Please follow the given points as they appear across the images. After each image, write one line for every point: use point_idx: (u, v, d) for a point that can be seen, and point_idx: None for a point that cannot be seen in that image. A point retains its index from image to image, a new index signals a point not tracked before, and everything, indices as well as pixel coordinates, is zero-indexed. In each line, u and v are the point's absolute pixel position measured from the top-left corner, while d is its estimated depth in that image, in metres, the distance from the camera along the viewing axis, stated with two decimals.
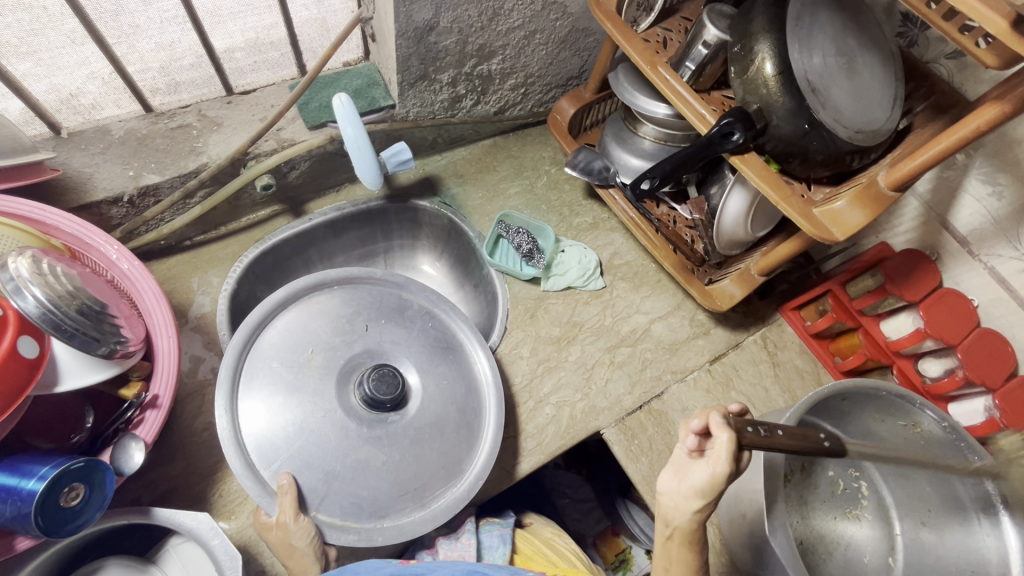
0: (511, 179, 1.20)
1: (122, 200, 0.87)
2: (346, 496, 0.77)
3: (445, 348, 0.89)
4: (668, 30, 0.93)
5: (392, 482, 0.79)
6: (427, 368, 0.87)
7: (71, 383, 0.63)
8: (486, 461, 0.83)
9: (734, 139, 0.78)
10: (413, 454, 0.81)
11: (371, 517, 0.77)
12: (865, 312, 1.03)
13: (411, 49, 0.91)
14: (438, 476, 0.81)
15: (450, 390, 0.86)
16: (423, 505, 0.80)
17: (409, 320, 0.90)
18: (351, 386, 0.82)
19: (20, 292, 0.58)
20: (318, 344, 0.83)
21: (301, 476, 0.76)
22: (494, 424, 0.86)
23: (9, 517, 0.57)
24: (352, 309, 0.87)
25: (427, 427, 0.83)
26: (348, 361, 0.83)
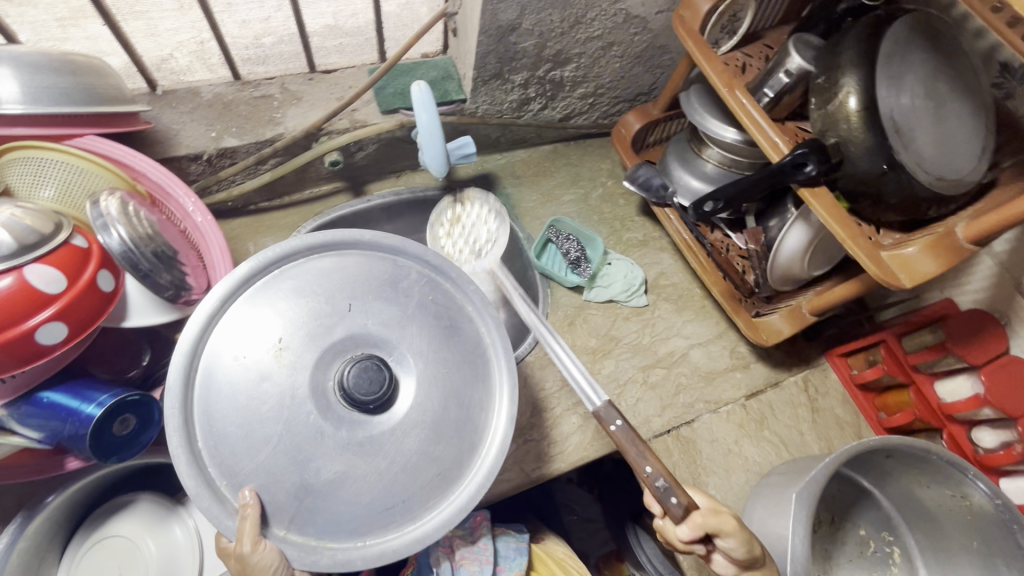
0: (566, 186, 1.21)
1: (202, 158, 0.91)
2: (320, 513, 0.61)
3: (451, 325, 0.68)
4: (748, 56, 0.91)
5: (377, 496, 0.62)
6: (427, 356, 0.66)
7: (137, 320, 0.67)
8: (492, 467, 0.64)
9: (807, 170, 0.75)
10: (405, 464, 0.63)
11: (351, 536, 0.61)
12: (919, 369, 0.98)
13: (491, 48, 0.92)
14: (434, 489, 0.64)
15: (455, 381, 0.66)
16: (414, 518, 0.63)
17: (406, 293, 0.68)
18: (327, 382, 0.62)
19: (107, 229, 0.63)
20: (285, 331, 0.63)
21: (268, 492, 0.61)
22: (506, 422, 0.66)
23: (67, 436, 0.61)
24: (332, 281, 0.66)
25: (422, 429, 0.64)
26: (323, 349, 0.63)
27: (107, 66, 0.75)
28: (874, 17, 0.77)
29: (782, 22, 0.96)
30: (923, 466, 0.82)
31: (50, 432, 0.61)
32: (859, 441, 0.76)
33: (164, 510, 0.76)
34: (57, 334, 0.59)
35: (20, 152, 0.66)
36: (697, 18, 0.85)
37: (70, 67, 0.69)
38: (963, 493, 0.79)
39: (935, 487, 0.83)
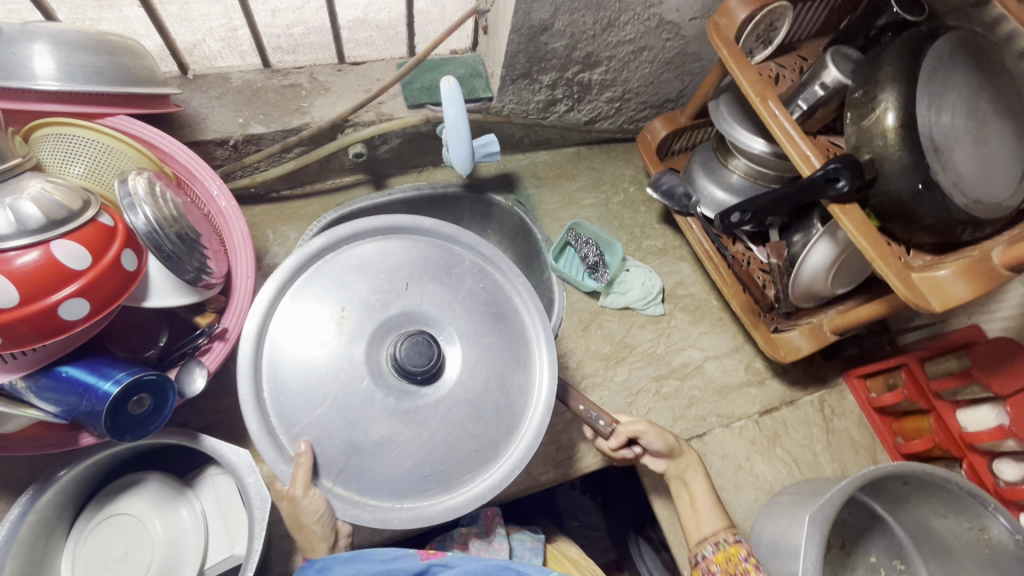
0: (588, 190, 1.20)
1: (228, 143, 0.92)
2: (365, 472, 0.67)
3: (497, 314, 0.74)
4: (782, 66, 0.90)
5: (417, 462, 0.67)
6: (472, 338, 0.72)
7: (157, 301, 0.67)
8: (525, 452, 0.69)
9: (838, 186, 0.74)
10: (445, 435, 0.68)
11: (389, 497, 0.66)
12: (940, 396, 0.96)
13: (521, 47, 0.92)
14: (470, 463, 0.69)
15: (497, 364, 0.72)
16: (448, 489, 0.68)
17: (459, 279, 0.74)
18: (379, 353, 0.69)
19: (134, 209, 0.63)
20: (350, 302, 0.70)
21: (320, 446, 0.66)
22: (542, 409, 0.71)
23: (83, 412, 0.61)
24: (394, 261, 0.73)
25: (463, 405, 0.70)
26: (382, 322, 0.70)
27: (142, 48, 0.76)
28: (917, 32, 0.76)
29: (816, 35, 0.95)
30: (942, 496, 0.80)
31: (67, 407, 0.61)
32: (877, 465, 0.74)
33: (173, 490, 0.75)
34: (79, 310, 0.59)
35: (52, 129, 0.67)
36: (733, 26, 0.83)
37: (105, 47, 0.70)
38: (981, 525, 0.78)
39: (952, 519, 0.81)
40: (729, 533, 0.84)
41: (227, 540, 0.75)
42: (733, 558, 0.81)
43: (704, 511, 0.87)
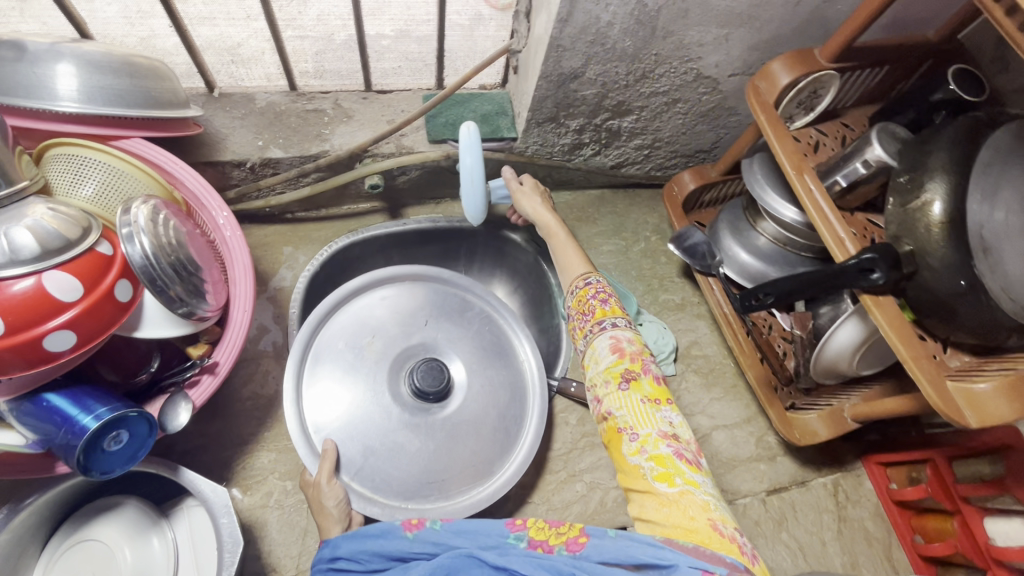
0: (607, 235, 1.16)
1: (246, 165, 0.91)
2: (377, 472, 0.82)
3: (498, 354, 0.95)
4: (823, 134, 0.85)
5: (423, 468, 0.84)
6: (475, 369, 0.93)
7: (149, 332, 0.66)
8: (514, 474, 0.84)
9: (873, 277, 0.68)
10: (447, 446, 0.86)
11: (396, 497, 0.81)
12: (968, 499, 0.88)
13: (550, 92, 0.89)
14: (466, 475, 0.85)
15: (495, 395, 0.91)
16: (447, 496, 0.83)
17: (466, 324, 0.97)
18: (399, 376, 0.89)
19: (131, 239, 0.62)
20: (380, 333, 0.91)
21: (342, 446, 0.82)
22: (532, 437, 0.87)
23: (58, 444, 0.59)
24: (416, 305, 0.96)
25: (465, 423, 0.87)
26: (404, 351, 0.91)
27: (167, 70, 0.75)
28: (974, 118, 0.70)
29: (864, 103, 0.90)
30: None
31: (44, 436, 0.60)
32: None
33: (147, 520, 0.74)
34: (65, 341, 0.58)
35: (65, 149, 0.67)
36: (773, 91, 0.79)
37: (128, 69, 0.70)
38: None
39: None
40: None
41: None
42: (584, 299, 0.76)
43: (567, 260, 0.83)
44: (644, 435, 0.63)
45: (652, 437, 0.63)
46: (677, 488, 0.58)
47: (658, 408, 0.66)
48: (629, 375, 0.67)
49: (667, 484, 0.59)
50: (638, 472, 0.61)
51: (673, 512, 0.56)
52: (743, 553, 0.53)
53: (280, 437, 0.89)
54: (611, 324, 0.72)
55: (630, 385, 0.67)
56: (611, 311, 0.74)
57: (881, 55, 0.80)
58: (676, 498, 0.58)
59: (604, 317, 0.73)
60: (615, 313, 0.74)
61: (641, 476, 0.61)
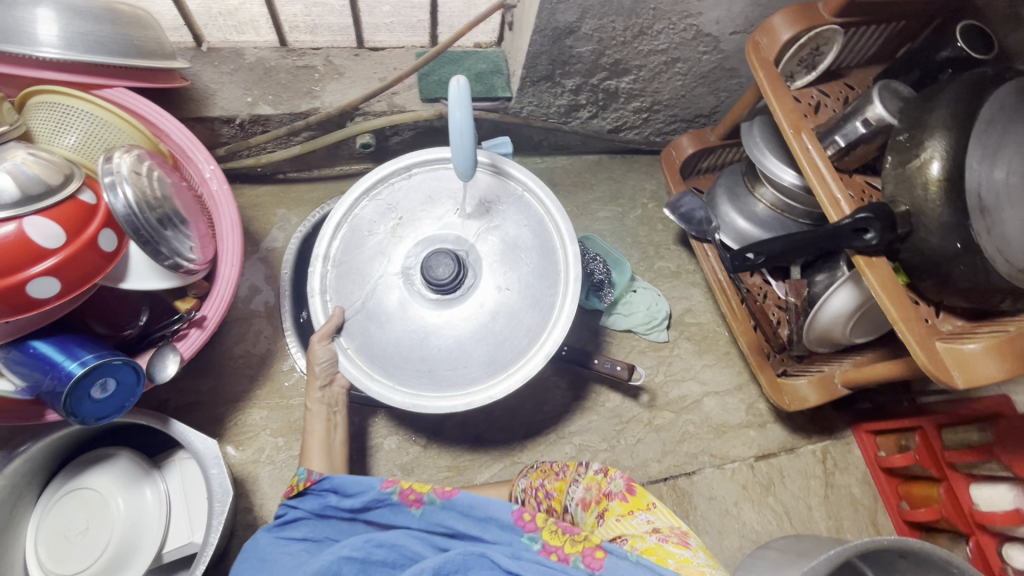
0: (604, 201, 1.15)
1: (235, 122, 0.90)
2: (371, 347, 0.78)
3: (527, 254, 0.80)
4: (825, 94, 0.82)
5: (417, 355, 0.77)
6: (497, 268, 0.80)
7: (134, 284, 0.66)
8: (508, 386, 0.74)
9: (866, 237, 0.67)
10: (447, 341, 0.77)
11: (388, 377, 0.76)
12: (954, 466, 0.89)
13: (544, 48, 0.86)
14: (462, 373, 0.76)
15: (514, 300, 0.78)
16: (439, 387, 0.76)
17: (500, 215, 0.82)
18: (417, 260, 0.80)
19: (113, 188, 0.61)
20: (404, 213, 0.82)
21: (349, 314, 0.80)
22: (542, 353, 0.74)
23: (45, 390, 0.60)
24: (453, 185, 0.83)
25: (471, 321, 0.78)
26: (428, 236, 0.81)
27: (151, 18, 0.73)
28: (979, 74, 0.68)
29: (869, 63, 0.87)
30: None
31: (32, 383, 0.61)
32: (871, 537, 0.65)
33: (140, 469, 0.75)
34: (50, 289, 0.58)
35: (47, 97, 0.66)
36: (774, 47, 0.76)
37: (110, 16, 0.68)
38: None
39: None
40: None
41: (188, 527, 0.74)
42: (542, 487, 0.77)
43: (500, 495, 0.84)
44: (631, 538, 0.60)
45: (638, 535, 0.60)
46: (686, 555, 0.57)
47: (636, 515, 0.63)
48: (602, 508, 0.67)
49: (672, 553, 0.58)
50: None
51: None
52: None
53: (272, 395, 0.90)
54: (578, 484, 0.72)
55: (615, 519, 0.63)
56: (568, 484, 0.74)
57: (888, 11, 0.77)
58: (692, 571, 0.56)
59: (563, 496, 0.73)
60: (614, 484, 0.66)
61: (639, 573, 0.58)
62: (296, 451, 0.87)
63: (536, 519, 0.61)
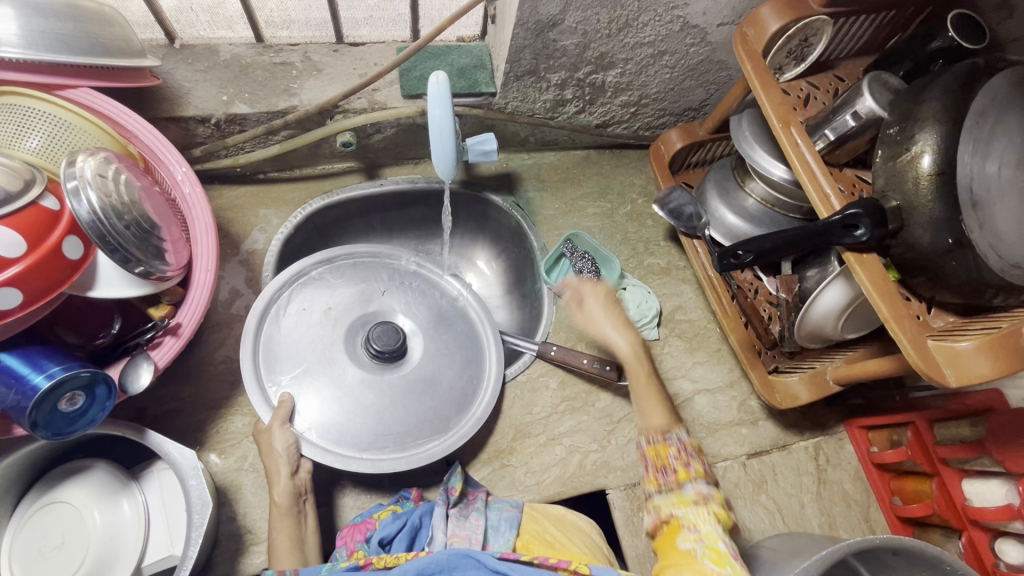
0: (592, 198, 1.13)
1: (210, 121, 0.87)
2: (330, 424, 0.87)
3: (453, 320, 1.01)
4: (815, 87, 0.81)
5: (377, 423, 0.89)
6: (430, 335, 0.99)
7: (104, 292, 0.63)
8: (471, 429, 0.89)
9: (857, 234, 0.66)
10: (401, 402, 0.92)
11: (352, 447, 0.86)
12: (947, 461, 0.88)
13: (528, 42, 0.84)
14: (423, 427, 0.91)
15: (451, 357, 0.98)
16: (407, 445, 0.89)
17: (423, 293, 1.03)
18: (357, 339, 0.95)
19: (77, 194, 0.59)
20: (336, 302, 0.96)
21: (298, 400, 0.87)
22: (489, 395, 0.93)
23: (10, 405, 0.58)
24: (373, 274, 1.01)
25: (419, 381, 0.95)
26: (360, 318, 0.97)
27: (118, 15, 0.71)
28: (972, 64, 0.66)
29: (860, 53, 0.86)
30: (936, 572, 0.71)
31: None
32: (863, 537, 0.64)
33: (117, 481, 0.73)
34: (11, 300, 0.55)
35: (6, 99, 0.64)
36: (762, 38, 0.75)
37: (72, 13, 0.65)
38: None
39: None
40: (663, 432, 0.80)
41: (167, 540, 0.72)
42: (664, 456, 0.77)
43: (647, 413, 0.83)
44: (703, 533, 0.67)
45: (711, 537, 0.67)
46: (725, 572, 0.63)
47: (722, 528, 0.69)
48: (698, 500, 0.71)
49: (718, 565, 0.64)
50: (688, 555, 0.66)
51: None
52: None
53: (255, 401, 0.88)
54: (692, 485, 0.73)
55: (701, 509, 0.70)
56: (694, 474, 0.74)
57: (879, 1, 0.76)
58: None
59: (679, 476, 0.74)
60: (698, 476, 0.74)
61: (689, 556, 0.66)
62: None
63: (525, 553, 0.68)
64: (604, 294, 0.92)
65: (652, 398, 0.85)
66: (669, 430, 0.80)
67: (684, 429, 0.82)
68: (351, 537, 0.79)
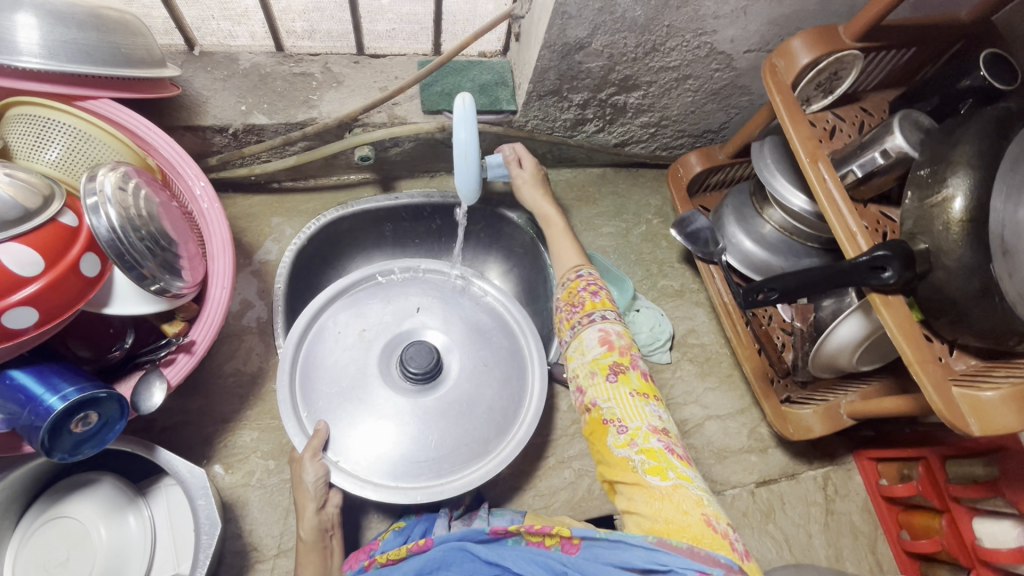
0: (608, 217, 1.12)
1: (228, 131, 0.86)
2: (365, 453, 0.84)
3: (492, 334, 0.98)
4: (840, 119, 0.80)
5: (413, 450, 0.85)
6: (467, 351, 0.95)
7: (120, 309, 0.63)
8: (512, 451, 0.85)
9: (883, 276, 0.65)
10: (437, 425, 0.88)
11: (386, 478, 0.83)
12: (959, 499, 0.87)
13: (553, 63, 0.83)
14: (461, 453, 0.86)
15: (491, 374, 0.94)
16: (444, 473, 0.84)
17: (458, 307, 1.00)
18: (392, 360, 0.92)
19: (96, 210, 0.57)
20: (370, 323, 0.95)
21: (334, 427, 0.85)
22: (531, 413, 0.89)
23: (23, 425, 0.57)
24: (409, 292, 1.00)
25: (458, 402, 0.90)
26: (394, 337, 0.95)
27: (140, 24, 0.69)
28: (1004, 109, 0.66)
29: (886, 87, 0.85)
30: None
31: (9, 415, 0.57)
32: None
33: (124, 497, 0.72)
34: (26, 319, 0.54)
35: (24, 109, 0.62)
36: (792, 70, 0.74)
37: (95, 22, 0.64)
38: None
39: None
40: (574, 270, 0.83)
41: (174, 558, 0.71)
42: (574, 292, 0.80)
43: (562, 257, 0.87)
44: (635, 428, 0.67)
45: (643, 430, 0.67)
46: (668, 483, 0.63)
47: (647, 402, 0.70)
48: (617, 368, 0.71)
49: (659, 478, 0.63)
50: (627, 464, 0.66)
51: (665, 505, 0.62)
52: (733, 548, 0.58)
53: (263, 415, 0.87)
54: (600, 316, 0.76)
55: (629, 397, 0.70)
56: (600, 304, 0.77)
57: (910, 37, 0.75)
58: (668, 492, 0.63)
59: (593, 311, 0.76)
60: (604, 306, 0.78)
61: (631, 468, 0.66)
62: (288, 475, 0.84)
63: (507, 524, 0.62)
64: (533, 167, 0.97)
65: (566, 242, 0.89)
66: (581, 267, 0.84)
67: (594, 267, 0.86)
68: (356, 560, 0.76)
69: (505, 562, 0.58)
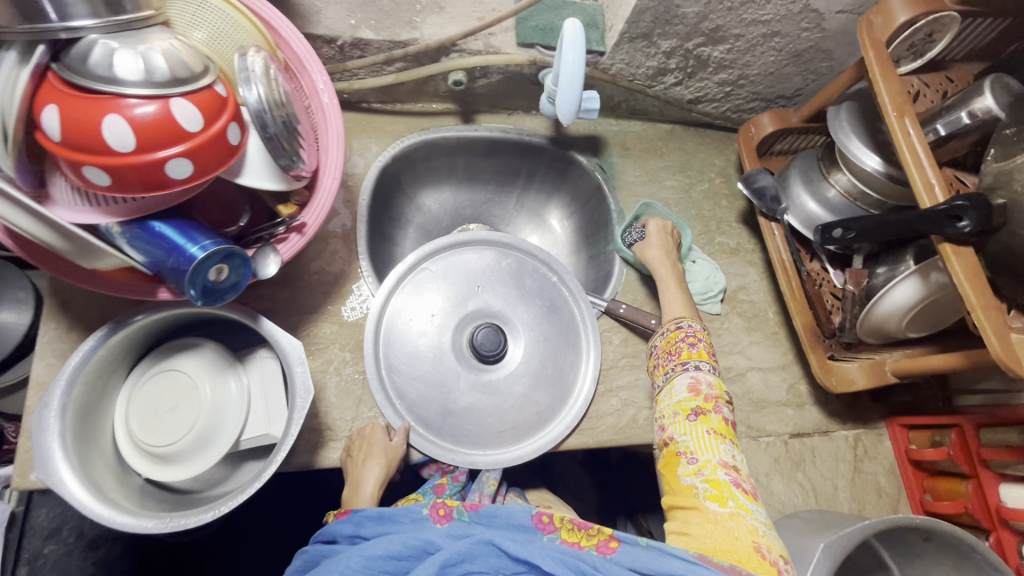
0: (672, 170, 1.16)
1: (336, 43, 0.92)
2: (455, 428, 0.96)
3: (551, 307, 1.05)
4: (925, 84, 0.83)
5: (490, 422, 0.98)
6: (531, 326, 1.05)
7: (249, 181, 0.68)
8: (575, 416, 0.96)
9: (960, 225, 0.68)
10: (507, 402, 1.00)
11: (474, 446, 0.95)
12: (988, 464, 0.91)
13: (651, 5, 0.86)
14: (531, 423, 0.98)
15: (550, 347, 1.03)
16: (521, 437, 0.97)
17: (518, 281, 1.06)
18: (462, 342, 1.01)
19: (248, 84, 0.64)
20: (437, 306, 1.01)
21: (423, 410, 0.95)
22: (589, 381, 0.99)
23: (169, 268, 0.64)
24: (468, 271, 1.05)
25: (525, 376, 1.02)
26: (461, 318, 1.03)
27: None
28: None
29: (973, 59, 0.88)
30: (960, 560, 0.82)
31: (153, 259, 0.65)
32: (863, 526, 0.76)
33: (224, 361, 0.80)
34: (181, 170, 0.60)
35: None
36: (888, 27, 0.76)
37: None
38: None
39: None
40: (675, 320, 0.91)
41: (265, 420, 0.79)
42: (673, 341, 0.89)
43: (670, 305, 0.95)
44: (714, 462, 0.77)
45: (714, 465, 0.77)
46: (726, 510, 0.73)
47: (722, 441, 0.79)
48: (699, 411, 0.81)
49: (718, 505, 0.74)
50: (690, 491, 0.76)
51: (717, 529, 0.72)
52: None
53: (343, 312, 0.94)
54: (694, 366, 0.85)
55: (706, 437, 0.79)
56: (697, 355, 0.86)
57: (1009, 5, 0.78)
58: (723, 517, 0.73)
59: (698, 359, 0.86)
60: (700, 357, 0.86)
61: (693, 494, 0.76)
62: (362, 368, 0.92)
63: (554, 522, 0.75)
64: (667, 232, 1.03)
65: (675, 293, 0.97)
66: (683, 318, 0.92)
67: (699, 321, 0.92)
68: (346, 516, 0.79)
69: (533, 558, 0.68)
